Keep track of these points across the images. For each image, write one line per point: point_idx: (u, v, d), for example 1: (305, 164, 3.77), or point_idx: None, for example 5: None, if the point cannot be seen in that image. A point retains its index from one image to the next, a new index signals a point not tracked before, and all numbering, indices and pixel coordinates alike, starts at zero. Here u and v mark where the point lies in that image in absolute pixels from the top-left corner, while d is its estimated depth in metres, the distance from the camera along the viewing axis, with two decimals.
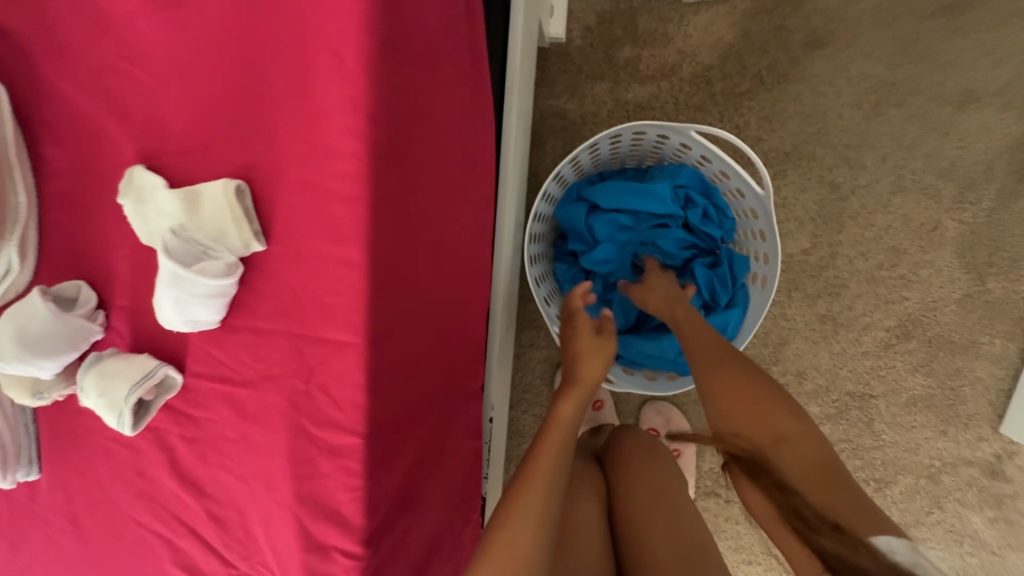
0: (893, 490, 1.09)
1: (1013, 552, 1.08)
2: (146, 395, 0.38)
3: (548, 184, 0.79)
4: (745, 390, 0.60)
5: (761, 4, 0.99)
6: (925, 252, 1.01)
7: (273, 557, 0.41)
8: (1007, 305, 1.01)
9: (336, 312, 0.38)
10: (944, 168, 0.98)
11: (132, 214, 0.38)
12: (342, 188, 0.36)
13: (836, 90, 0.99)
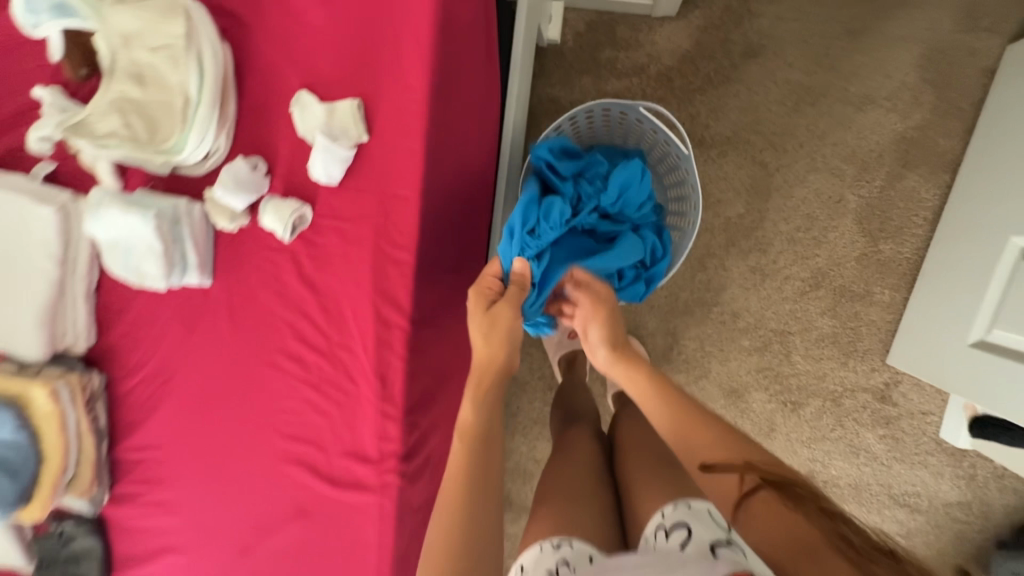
0: (804, 410, 1.37)
1: (898, 464, 1.35)
2: (297, 220, 0.67)
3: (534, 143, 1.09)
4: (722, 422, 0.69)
5: (711, 20, 1.28)
6: (832, 219, 1.29)
7: (356, 329, 0.70)
8: (894, 263, 1.29)
9: (402, 180, 0.66)
10: (847, 153, 1.27)
11: (298, 115, 0.65)
12: (409, 108, 0.65)
13: (767, 90, 1.28)
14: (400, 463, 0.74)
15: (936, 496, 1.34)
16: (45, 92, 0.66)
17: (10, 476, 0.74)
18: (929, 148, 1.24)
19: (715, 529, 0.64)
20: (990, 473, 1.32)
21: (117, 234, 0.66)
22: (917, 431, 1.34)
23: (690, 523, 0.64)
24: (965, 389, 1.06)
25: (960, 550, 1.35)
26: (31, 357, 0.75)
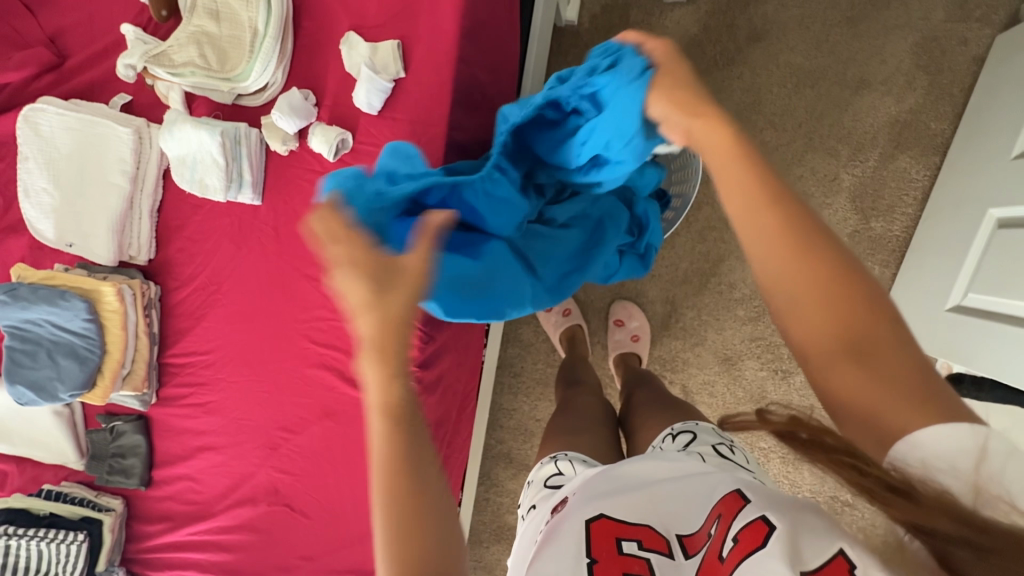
0: (795, 378, 1.43)
1: None
2: (339, 143, 0.77)
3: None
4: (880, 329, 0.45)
5: (719, 6, 1.37)
6: (827, 196, 1.37)
7: None
8: (885, 240, 1.36)
9: (431, 112, 0.76)
10: (843, 135, 1.36)
11: (346, 53, 0.76)
12: (441, 50, 0.75)
13: (768, 73, 1.37)
14: (417, 369, 0.84)
15: None
16: (131, 29, 0.79)
17: (78, 365, 0.85)
18: (920, 132, 1.33)
19: (720, 436, 0.66)
20: None
21: (187, 149, 0.78)
22: None
23: (695, 432, 0.68)
24: (945, 351, 1.13)
25: None
26: (104, 260, 0.87)
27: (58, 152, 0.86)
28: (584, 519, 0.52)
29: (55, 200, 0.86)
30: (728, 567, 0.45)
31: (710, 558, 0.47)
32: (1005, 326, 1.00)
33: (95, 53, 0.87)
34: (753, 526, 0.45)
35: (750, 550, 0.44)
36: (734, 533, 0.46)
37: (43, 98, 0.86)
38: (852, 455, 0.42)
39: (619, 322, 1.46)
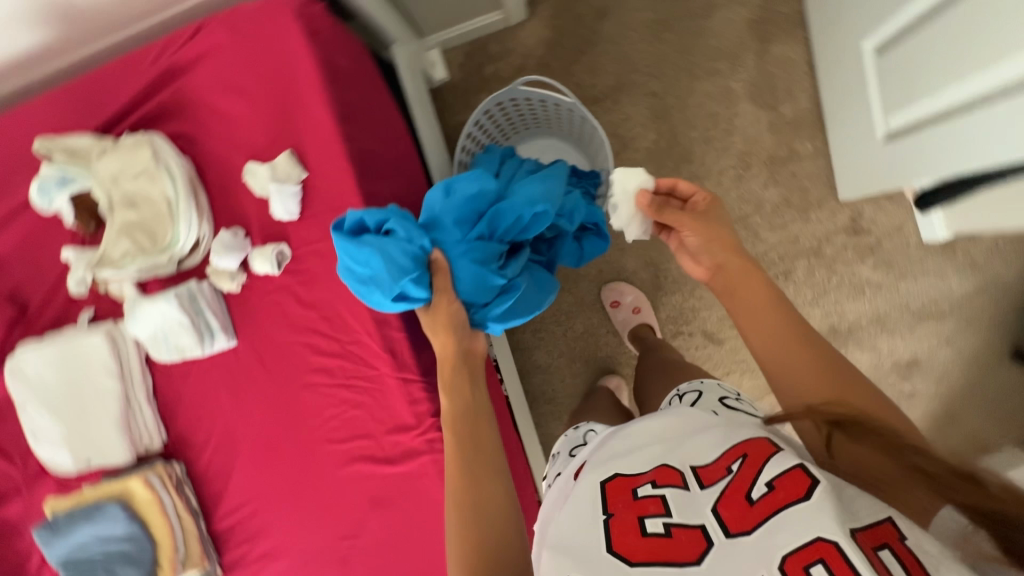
0: (796, 274, 1.45)
1: (902, 282, 1.42)
2: (279, 256, 0.84)
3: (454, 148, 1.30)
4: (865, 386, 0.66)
5: (557, 7, 1.51)
6: (731, 108, 1.46)
7: (357, 322, 0.85)
8: (801, 118, 1.44)
9: (345, 193, 0.84)
10: (715, 53, 1.46)
11: (251, 180, 0.84)
12: (327, 139, 0.84)
13: (626, 37, 1.49)
14: (436, 419, 0.86)
15: (951, 295, 1.41)
16: (70, 251, 0.86)
17: (137, 568, 0.87)
18: (777, 18, 1.44)
19: (722, 390, 0.80)
20: (984, 251, 1.39)
21: (154, 326, 0.84)
22: (901, 245, 1.42)
23: (702, 390, 0.81)
24: (900, 177, 1.16)
25: (1001, 332, 1.40)
26: (124, 461, 0.90)
27: (47, 385, 0.91)
28: (600, 480, 0.64)
29: (61, 430, 0.91)
30: (758, 509, 0.55)
31: (737, 500, 0.57)
32: (929, 128, 1.04)
33: (46, 288, 0.94)
34: (793, 475, 0.56)
35: (788, 501, 0.54)
36: (767, 481, 0.57)
37: (19, 344, 0.92)
38: (917, 453, 0.56)
39: (615, 304, 1.49)
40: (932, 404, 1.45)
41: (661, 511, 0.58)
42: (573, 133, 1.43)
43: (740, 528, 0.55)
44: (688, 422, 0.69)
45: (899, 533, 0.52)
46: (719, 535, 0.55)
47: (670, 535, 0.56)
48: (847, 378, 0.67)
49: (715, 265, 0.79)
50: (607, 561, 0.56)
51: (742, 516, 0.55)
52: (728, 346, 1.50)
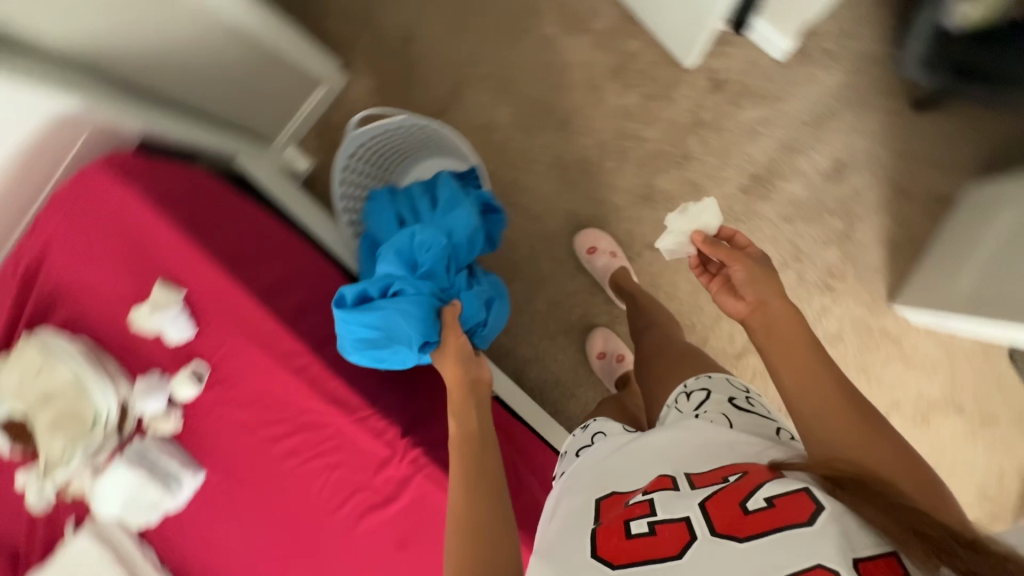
0: (692, 151, 1.51)
1: (784, 105, 1.47)
2: (198, 374, 0.88)
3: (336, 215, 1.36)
4: (885, 443, 0.71)
5: (369, 56, 1.62)
6: (556, 52, 1.55)
7: (295, 393, 0.88)
8: (616, 26, 1.53)
9: (226, 290, 0.89)
10: (517, 17, 1.57)
11: (138, 322, 0.87)
12: (187, 255, 0.89)
13: (439, 46, 1.60)
14: (408, 437, 0.87)
15: (831, 90, 1.45)
16: (21, 477, 0.88)
17: None
18: None
19: (729, 392, 0.93)
20: (833, 40, 1.44)
21: (120, 499, 0.85)
22: (764, 76, 1.47)
23: (709, 390, 0.94)
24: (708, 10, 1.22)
25: (891, 95, 1.43)
26: None
27: None
28: (597, 500, 0.80)
29: None
30: (749, 517, 0.65)
31: (732, 512, 0.67)
32: None
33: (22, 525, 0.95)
34: (795, 497, 0.65)
35: (785, 522, 0.63)
36: (765, 497, 0.66)
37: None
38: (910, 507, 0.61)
39: (592, 249, 1.51)
40: (880, 188, 1.45)
41: (647, 514, 0.71)
42: (432, 141, 1.47)
43: (728, 532, 0.65)
44: (700, 445, 0.81)
45: (902, 568, 0.57)
46: (704, 532, 0.66)
47: (653, 532, 0.69)
48: (870, 428, 0.72)
49: (758, 295, 0.83)
50: (594, 563, 0.69)
51: (736, 525, 0.65)
52: None
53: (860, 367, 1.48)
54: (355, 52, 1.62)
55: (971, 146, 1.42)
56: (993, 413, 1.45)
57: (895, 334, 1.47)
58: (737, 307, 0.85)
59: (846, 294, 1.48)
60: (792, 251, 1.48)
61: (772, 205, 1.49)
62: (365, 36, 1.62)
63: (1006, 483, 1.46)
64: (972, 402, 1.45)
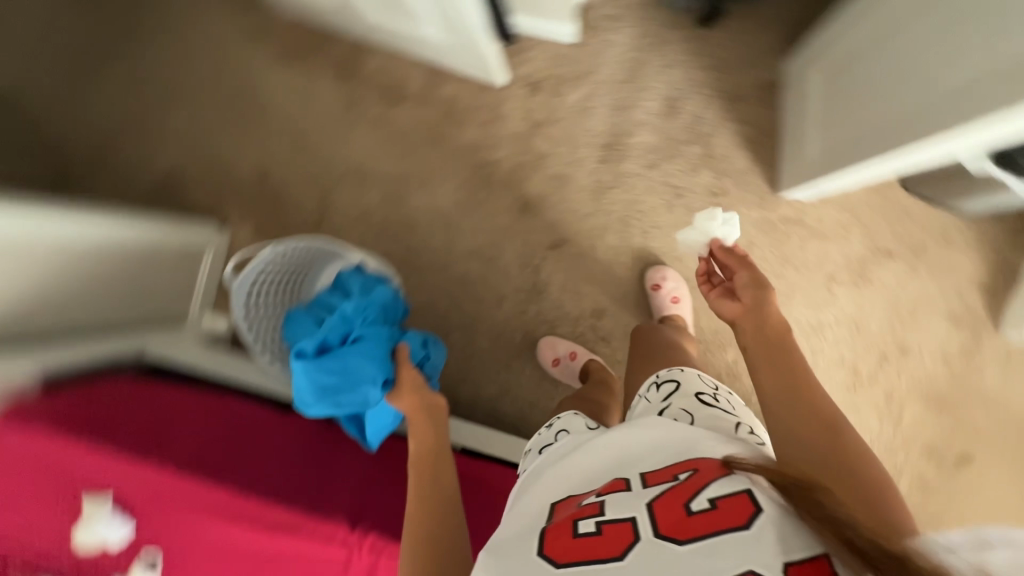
0: (543, 150, 1.61)
1: (598, 75, 1.57)
2: (151, 562, 0.95)
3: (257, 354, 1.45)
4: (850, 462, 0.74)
5: (239, 207, 1.74)
6: (391, 127, 1.68)
7: (243, 540, 0.94)
8: (428, 82, 1.66)
9: (142, 479, 0.93)
10: (345, 115, 1.70)
11: (78, 542, 0.93)
12: (94, 465, 0.93)
13: (293, 170, 1.73)
14: (356, 531, 0.97)
15: (630, 45, 1.55)
16: None
17: None
18: (350, 59, 1.70)
19: (698, 386, 1.00)
20: (610, 5, 1.56)
21: None
22: (568, 61, 1.58)
23: (678, 381, 1.02)
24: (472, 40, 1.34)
25: (682, 25, 1.54)
26: None
27: None
28: (552, 501, 0.84)
29: None
30: (690, 518, 0.69)
31: (676, 513, 0.71)
32: (430, 7, 1.24)
33: None
34: (740, 498, 0.69)
35: (724, 526, 0.67)
36: (710, 498, 0.70)
37: None
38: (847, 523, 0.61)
39: (657, 287, 1.55)
40: (714, 103, 1.53)
41: (596, 514, 0.74)
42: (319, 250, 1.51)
43: (671, 536, 0.69)
44: (661, 442, 0.84)
45: (831, 568, 0.62)
46: (647, 533, 0.70)
47: (600, 532, 0.72)
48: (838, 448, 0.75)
49: (755, 297, 0.95)
50: (539, 561, 0.73)
51: (681, 526, 0.69)
52: (571, 233, 1.61)
53: (782, 262, 1.52)
54: (225, 209, 1.74)
55: (771, 32, 1.51)
56: (920, 244, 1.47)
57: (795, 219, 1.51)
58: (734, 306, 0.97)
59: (735, 205, 1.53)
60: (670, 192, 1.56)
61: (633, 162, 1.57)
62: (227, 191, 1.74)
63: (969, 301, 1.46)
64: (897, 244, 1.48)
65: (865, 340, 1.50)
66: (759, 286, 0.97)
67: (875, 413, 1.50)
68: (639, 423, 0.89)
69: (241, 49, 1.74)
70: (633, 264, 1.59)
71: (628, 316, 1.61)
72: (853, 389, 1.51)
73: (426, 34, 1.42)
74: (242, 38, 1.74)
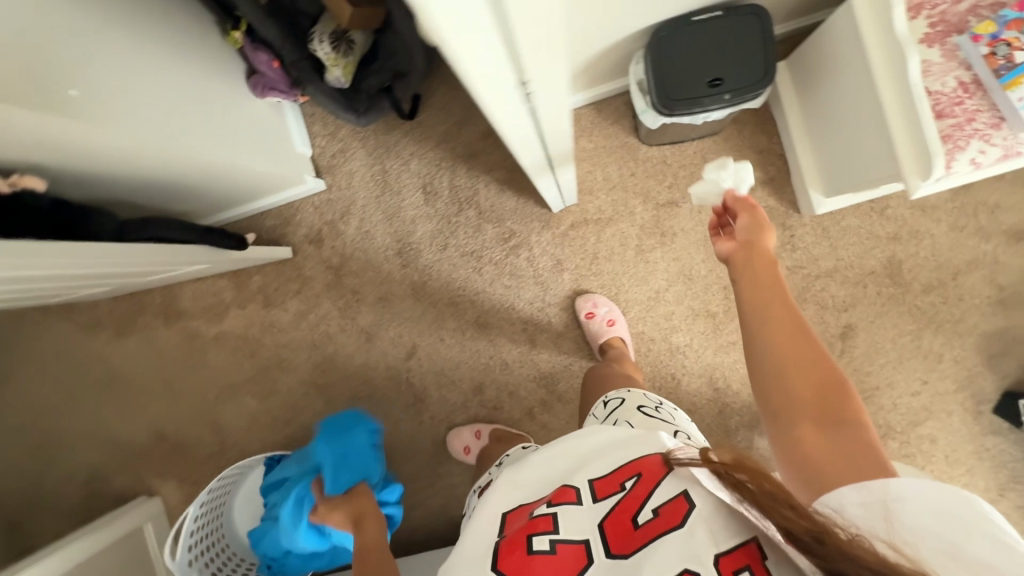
0: (355, 285, 1.72)
1: (359, 201, 1.70)
2: None
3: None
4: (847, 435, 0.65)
5: (158, 472, 1.89)
6: (232, 337, 1.81)
7: None
8: (238, 284, 1.79)
9: None
10: (193, 349, 1.84)
11: None
12: None
13: (180, 416, 1.87)
14: None
15: (368, 164, 1.69)
16: None
17: None
18: (169, 303, 1.84)
19: (641, 402, 1.05)
20: (333, 141, 1.70)
21: None
22: (331, 203, 1.72)
23: (624, 397, 1.08)
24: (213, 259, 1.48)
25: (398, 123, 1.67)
26: None
27: None
28: (501, 512, 0.80)
29: None
30: (640, 532, 0.64)
31: (625, 526, 0.65)
32: (159, 266, 1.39)
33: None
34: (675, 501, 0.64)
35: (666, 528, 0.62)
36: (654, 507, 0.65)
37: None
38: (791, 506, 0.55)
39: (591, 315, 1.55)
40: (458, 168, 1.66)
41: (549, 530, 0.69)
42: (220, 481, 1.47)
43: (619, 552, 0.64)
44: (609, 446, 0.78)
45: (761, 553, 0.58)
46: (601, 556, 0.65)
47: (553, 550, 0.67)
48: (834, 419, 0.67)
49: (747, 239, 0.89)
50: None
51: (626, 541, 0.64)
52: (417, 337, 1.70)
53: (594, 260, 1.59)
54: (149, 479, 1.89)
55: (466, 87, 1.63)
56: (693, 181, 1.52)
57: (581, 220, 1.59)
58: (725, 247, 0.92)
59: (527, 238, 1.62)
60: (471, 258, 1.66)
61: (428, 252, 1.68)
62: (142, 465, 1.90)
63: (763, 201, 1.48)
64: (674, 191, 1.54)
65: (701, 283, 1.55)
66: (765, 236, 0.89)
67: None
68: (589, 433, 0.84)
69: (86, 346, 1.91)
70: (481, 333, 1.67)
71: (504, 376, 1.67)
72: (719, 329, 1.54)
73: (191, 268, 1.55)
74: (81, 338, 1.90)
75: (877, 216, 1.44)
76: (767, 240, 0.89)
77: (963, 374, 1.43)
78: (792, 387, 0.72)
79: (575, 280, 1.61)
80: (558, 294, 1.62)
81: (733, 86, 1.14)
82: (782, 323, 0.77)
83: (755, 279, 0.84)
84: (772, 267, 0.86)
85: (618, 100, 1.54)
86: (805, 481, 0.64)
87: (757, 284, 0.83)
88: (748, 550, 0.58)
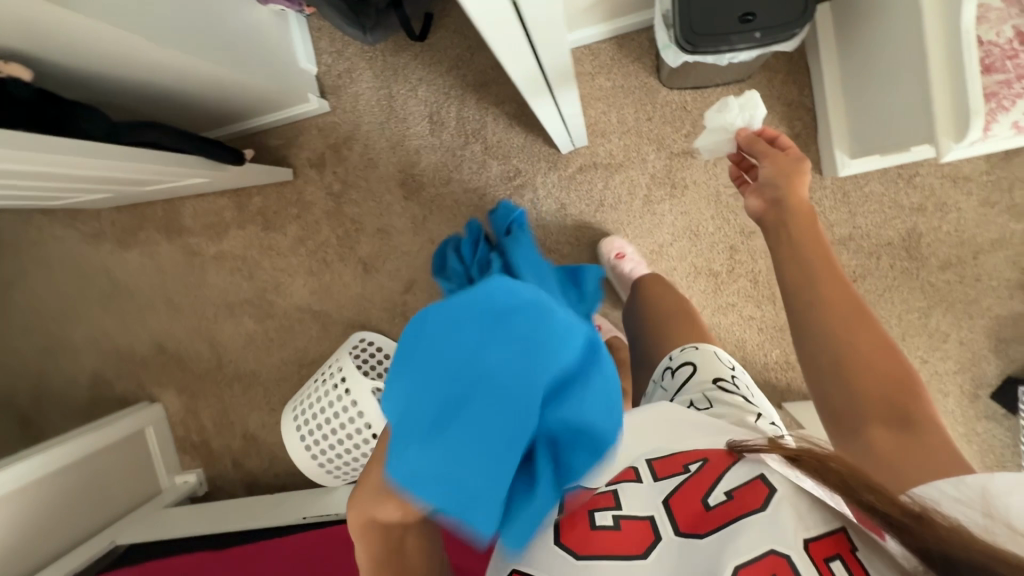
0: (354, 214, 1.69)
1: (364, 126, 1.65)
2: None
3: (332, 481, 1.61)
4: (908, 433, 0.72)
5: (159, 381, 1.96)
6: (232, 257, 1.82)
7: None
8: (239, 205, 1.78)
9: None
10: (194, 266, 1.86)
11: None
12: None
13: (182, 330, 1.91)
14: None
15: (374, 86, 1.62)
16: None
17: None
18: (171, 218, 1.85)
19: (718, 371, 0.98)
20: (339, 60, 1.62)
21: None
22: (334, 126, 1.66)
23: (693, 362, 1.01)
24: (210, 172, 1.45)
25: (407, 44, 1.59)
26: None
27: None
28: None
29: None
30: (717, 509, 0.63)
31: (695, 508, 0.64)
32: (156, 176, 1.37)
33: None
34: (754, 485, 0.63)
35: (744, 511, 0.61)
36: (726, 491, 0.64)
37: None
38: (874, 496, 0.59)
39: (618, 255, 1.47)
40: (467, 99, 1.58)
41: (610, 505, 0.66)
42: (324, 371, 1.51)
43: (692, 531, 0.62)
44: (664, 430, 0.77)
45: (851, 544, 0.58)
46: (670, 534, 0.63)
47: (619, 527, 0.64)
48: (892, 418, 0.74)
49: (776, 198, 0.94)
50: (555, 551, 0.62)
51: (698, 521, 0.63)
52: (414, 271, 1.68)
53: (598, 208, 1.54)
54: (151, 387, 1.97)
55: None
56: None
57: (590, 164, 1.52)
58: (756, 204, 0.97)
59: (533, 178, 1.57)
60: (474, 195, 1.61)
61: (430, 186, 1.63)
62: (144, 373, 1.96)
63: None
64: (691, 141, 1.45)
65: (708, 241, 1.49)
66: (799, 185, 0.94)
67: (752, 302, 1.49)
68: (637, 416, 0.80)
69: (91, 255, 1.93)
70: None
71: None
72: (720, 290, 1.50)
73: (189, 182, 1.53)
74: (87, 246, 1.93)
75: (903, 184, 1.35)
76: (797, 191, 0.93)
77: (967, 357, 1.37)
78: (854, 386, 0.78)
79: (577, 227, 1.56)
80: (558, 239, 1.58)
81: (764, 24, 1.04)
82: (834, 323, 0.82)
83: (793, 248, 0.90)
84: (810, 229, 0.91)
85: (641, 37, 1.44)
86: (874, 471, 0.70)
87: (800, 260, 0.89)
88: (841, 538, 0.58)
